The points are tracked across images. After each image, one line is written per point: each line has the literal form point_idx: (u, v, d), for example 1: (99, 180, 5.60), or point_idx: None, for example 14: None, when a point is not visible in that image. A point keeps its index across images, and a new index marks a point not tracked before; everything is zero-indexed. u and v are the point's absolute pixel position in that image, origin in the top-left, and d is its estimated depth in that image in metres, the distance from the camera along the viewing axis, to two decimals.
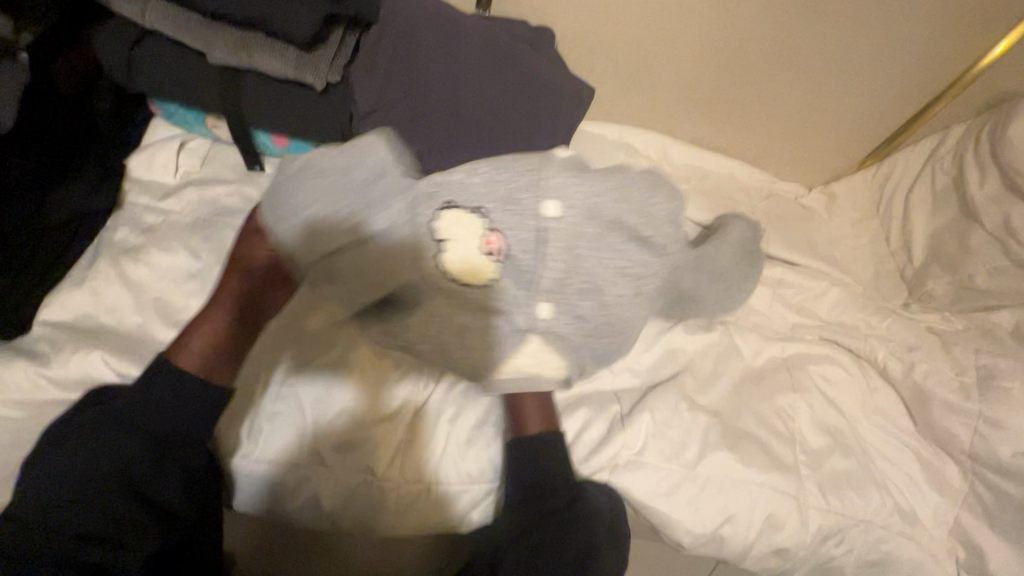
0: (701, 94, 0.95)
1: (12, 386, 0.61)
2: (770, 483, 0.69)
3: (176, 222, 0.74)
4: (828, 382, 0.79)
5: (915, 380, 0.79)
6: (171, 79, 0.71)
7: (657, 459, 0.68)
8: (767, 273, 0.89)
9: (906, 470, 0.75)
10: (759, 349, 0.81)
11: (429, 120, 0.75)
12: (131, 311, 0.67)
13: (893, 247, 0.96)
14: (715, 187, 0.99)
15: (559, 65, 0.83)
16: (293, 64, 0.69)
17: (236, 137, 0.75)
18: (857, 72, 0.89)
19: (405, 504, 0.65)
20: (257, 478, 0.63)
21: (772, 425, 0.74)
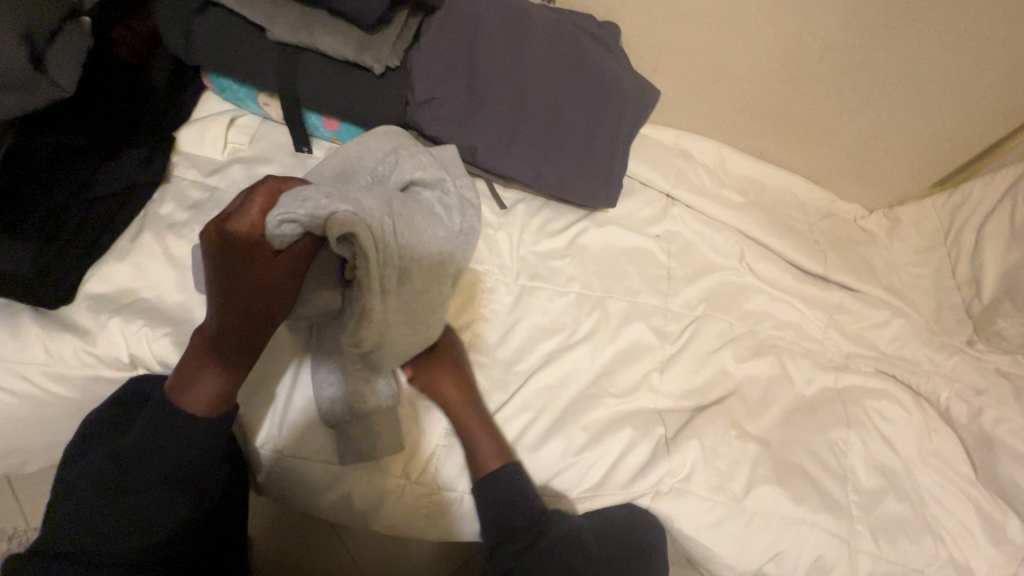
0: (767, 104, 0.90)
1: (64, 358, 0.61)
2: (819, 522, 0.65)
3: (221, 199, 0.71)
4: (885, 419, 0.75)
5: (982, 427, 0.75)
6: (227, 55, 0.69)
7: (702, 487, 0.65)
8: (823, 297, 0.85)
9: (964, 521, 0.70)
10: (812, 378, 0.77)
11: (488, 113, 0.73)
12: (172, 289, 0.66)
13: (959, 280, 0.90)
14: (772, 203, 0.94)
15: (624, 63, 0.79)
16: (355, 46, 0.67)
17: (289, 118, 0.73)
18: (945, 92, 0.82)
19: (437, 510, 0.64)
20: (294, 469, 0.63)
21: (824, 460, 0.70)
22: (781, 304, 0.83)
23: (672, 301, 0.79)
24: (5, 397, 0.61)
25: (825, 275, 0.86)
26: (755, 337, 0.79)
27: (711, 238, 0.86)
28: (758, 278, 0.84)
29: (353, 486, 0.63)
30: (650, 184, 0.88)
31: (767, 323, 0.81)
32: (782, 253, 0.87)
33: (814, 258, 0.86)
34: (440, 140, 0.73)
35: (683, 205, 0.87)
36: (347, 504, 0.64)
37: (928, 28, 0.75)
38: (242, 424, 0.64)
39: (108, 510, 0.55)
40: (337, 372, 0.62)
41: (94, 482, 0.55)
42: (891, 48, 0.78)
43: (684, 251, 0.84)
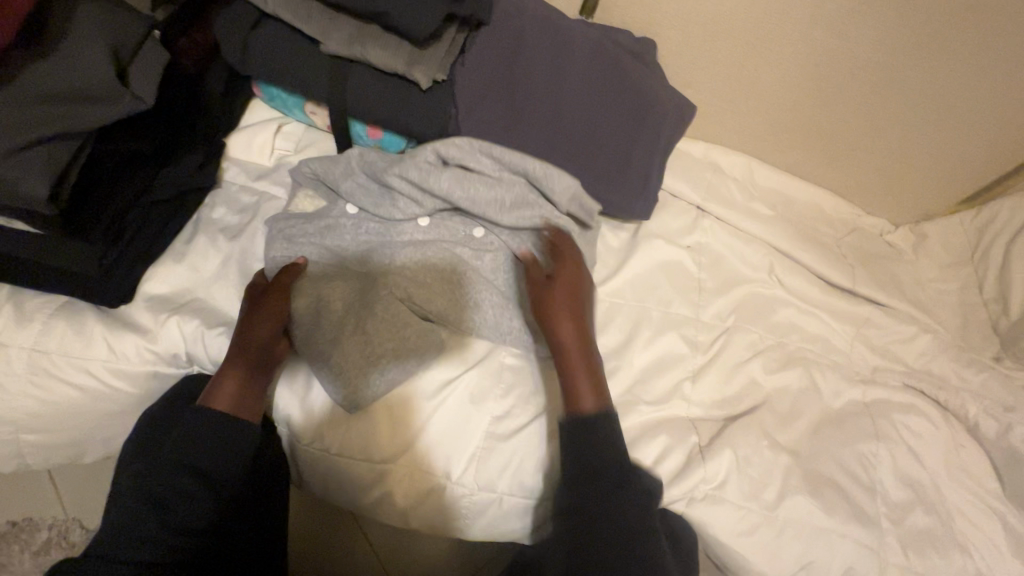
0: (796, 120, 0.92)
1: (125, 355, 0.64)
2: (850, 534, 0.66)
3: (272, 204, 0.75)
4: (914, 434, 0.76)
5: (1010, 443, 0.75)
6: (281, 66, 0.72)
7: (734, 495, 0.67)
8: (851, 311, 0.86)
9: (991, 536, 0.71)
10: (840, 391, 0.78)
11: (529, 126, 0.75)
12: (225, 291, 0.68)
13: (986, 297, 0.91)
14: (799, 217, 0.96)
15: (661, 79, 0.81)
16: (405, 59, 0.69)
17: (336, 127, 0.76)
18: (978, 111, 0.83)
19: (474, 509, 0.65)
20: (335, 467, 0.65)
21: (854, 472, 0.71)
22: (809, 316, 0.84)
23: (702, 311, 0.81)
24: (67, 391, 0.63)
25: (853, 289, 0.87)
26: (785, 349, 0.80)
27: (741, 250, 0.87)
28: (787, 290, 0.86)
29: (394, 484, 0.65)
30: (681, 197, 0.90)
31: (797, 336, 0.82)
32: (810, 267, 0.88)
33: (842, 272, 0.87)
34: None
35: (713, 217, 0.89)
36: (386, 500, 0.66)
37: (966, 49, 0.76)
38: (287, 421, 0.67)
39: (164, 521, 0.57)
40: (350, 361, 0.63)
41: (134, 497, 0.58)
42: (926, 68, 0.80)
43: (714, 263, 0.86)
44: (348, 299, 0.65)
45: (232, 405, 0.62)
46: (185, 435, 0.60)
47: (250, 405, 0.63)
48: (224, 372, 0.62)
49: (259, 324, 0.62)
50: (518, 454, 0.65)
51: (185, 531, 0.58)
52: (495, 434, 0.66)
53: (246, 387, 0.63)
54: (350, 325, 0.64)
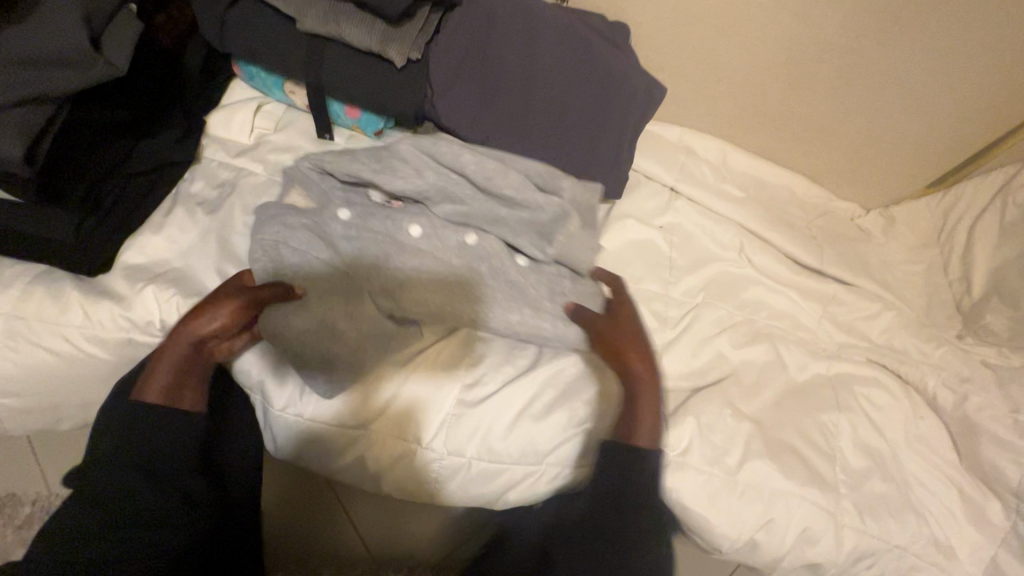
0: (767, 103, 0.94)
1: (100, 322, 0.65)
2: (808, 498, 0.69)
3: (250, 178, 0.76)
4: (874, 405, 0.78)
5: (967, 414, 0.78)
6: (259, 44, 0.74)
7: (698, 462, 0.69)
8: (818, 289, 0.88)
9: (945, 503, 0.73)
10: (804, 364, 0.80)
11: (501, 104, 0.77)
12: (202, 262, 0.70)
13: (950, 277, 0.94)
14: (771, 199, 0.98)
15: (633, 61, 0.83)
16: (379, 36, 0.71)
17: (314, 105, 0.77)
18: (940, 94, 0.85)
19: (446, 473, 0.67)
20: (307, 431, 0.67)
21: (814, 441, 0.73)
22: (776, 294, 0.87)
23: (672, 288, 0.83)
24: (44, 356, 0.65)
25: (820, 268, 0.89)
26: (751, 325, 0.83)
27: (712, 230, 0.89)
28: (756, 269, 0.88)
29: (368, 448, 0.67)
30: (654, 178, 0.92)
31: (764, 312, 0.85)
32: (780, 247, 0.90)
33: (809, 252, 0.90)
34: (455, 130, 0.78)
35: (685, 198, 0.91)
36: (361, 465, 0.68)
37: (923, 32, 0.79)
38: (259, 389, 0.68)
39: (129, 515, 0.62)
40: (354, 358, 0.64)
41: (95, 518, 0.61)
42: (886, 51, 0.82)
43: (685, 242, 0.88)
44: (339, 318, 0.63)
45: (163, 396, 0.62)
46: (131, 433, 0.62)
47: (185, 395, 0.63)
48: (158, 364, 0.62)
49: (201, 324, 0.61)
50: (489, 419, 0.67)
51: (149, 522, 0.62)
52: (466, 400, 0.67)
53: (178, 380, 0.62)
54: (331, 322, 0.63)
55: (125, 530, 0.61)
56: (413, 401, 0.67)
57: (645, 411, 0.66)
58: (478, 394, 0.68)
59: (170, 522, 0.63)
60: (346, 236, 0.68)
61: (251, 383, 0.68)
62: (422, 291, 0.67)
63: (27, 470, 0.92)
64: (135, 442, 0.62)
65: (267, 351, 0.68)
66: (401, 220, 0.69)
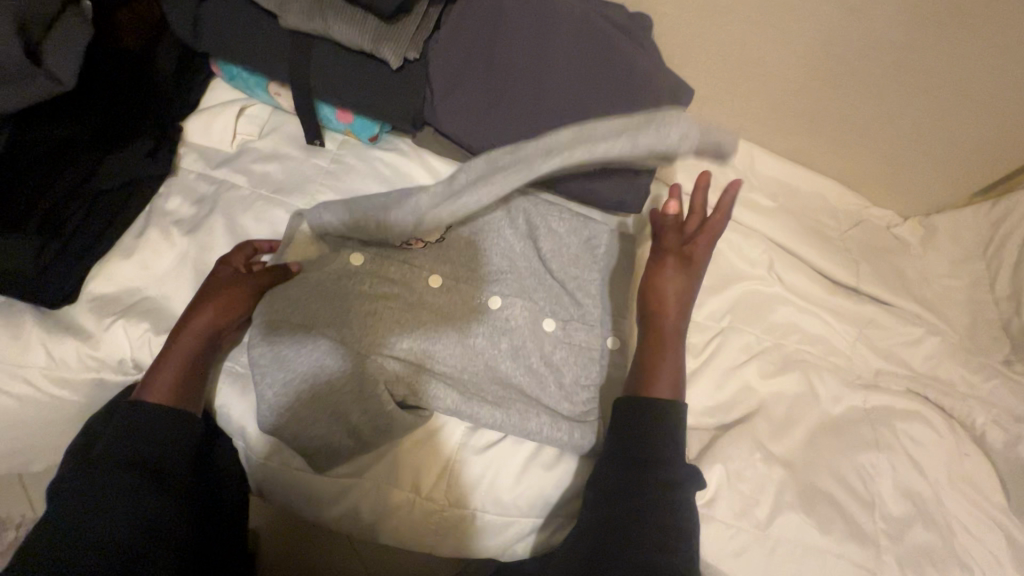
0: (801, 103, 0.85)
1: (66, 361, 0.59)
2: (845, 552, 0.63)
3: (233, 192, 0.69)
4: (916, 443, 0.71)
5: (1018, 454, 0.71)
6: (239, 42, 0.66)
7: (725, 512, 0.63)
8: (854, 311, 0.81)
9: (993, 553, 0.67)
10: (839, 396, 0.73)
11: (507, 108, 0.69)
12: (179, 289, 0.64)
13: (997, 295, 0.86)
14: (802, 208, 0.90)
15: (656, 58, 0.74)
16: (371, 35, 0.63)
17: (301, 110, 0.70)
18: (998, 98, 0.76)
19: (448, 526, 0.61)
20: (296, 482, 0.61)
21: (851, 485, 0.67)
22: (809, 316, 0.79)
23: (695, 311, 0.76)
24: (5, 401, 0.59)
25: (856, 285, 0.82)
26: (782, 352, 0.76)
27: (739, 245, 0.82)
28: (787, 288, 0.81)
29: (362, 499, 0.61)
30: (676, 186, 0.84)
31: (794, 337, 0.77)
32: (812, 263, 0.83)
33: (845, 269, 0.82)
34: (456, 138, 0.70)
35: (710, 209, 0.83)
36: (355, 516, 0.62)
37: (990, 28, 0.69)
38: (241, 433, 0.62)
39: (127, 517, 0.54)
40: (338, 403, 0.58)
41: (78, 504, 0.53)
42: (944, 48, 0.73)
43: (709, 258, 0.80)
44: (354, 353, 0.60)
45: (166, 397, 0.59)
46: (127, 425, 0.57)
47: (188, 396, 0.60)
48: (161, 363, 0.59)
49: (198, 317, 0.60)
50: (494, 467, 0.62)
51: (139, 527, 0.54)
52: (469, 448, 0.62)
53: (181, 379, 0.59)
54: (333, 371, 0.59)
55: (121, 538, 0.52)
56: (411, 450, 0.61)
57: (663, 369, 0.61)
58: (483, 441, 0.63)
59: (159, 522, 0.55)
60: (366, 271, 0.65)
61: (228, 423, 0.63)
62: (431, 338, 0.64)
63: (7, 495, 0.87)
64: (131, 441, 0.56)
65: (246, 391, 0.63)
66: (421, 273, 0.67)
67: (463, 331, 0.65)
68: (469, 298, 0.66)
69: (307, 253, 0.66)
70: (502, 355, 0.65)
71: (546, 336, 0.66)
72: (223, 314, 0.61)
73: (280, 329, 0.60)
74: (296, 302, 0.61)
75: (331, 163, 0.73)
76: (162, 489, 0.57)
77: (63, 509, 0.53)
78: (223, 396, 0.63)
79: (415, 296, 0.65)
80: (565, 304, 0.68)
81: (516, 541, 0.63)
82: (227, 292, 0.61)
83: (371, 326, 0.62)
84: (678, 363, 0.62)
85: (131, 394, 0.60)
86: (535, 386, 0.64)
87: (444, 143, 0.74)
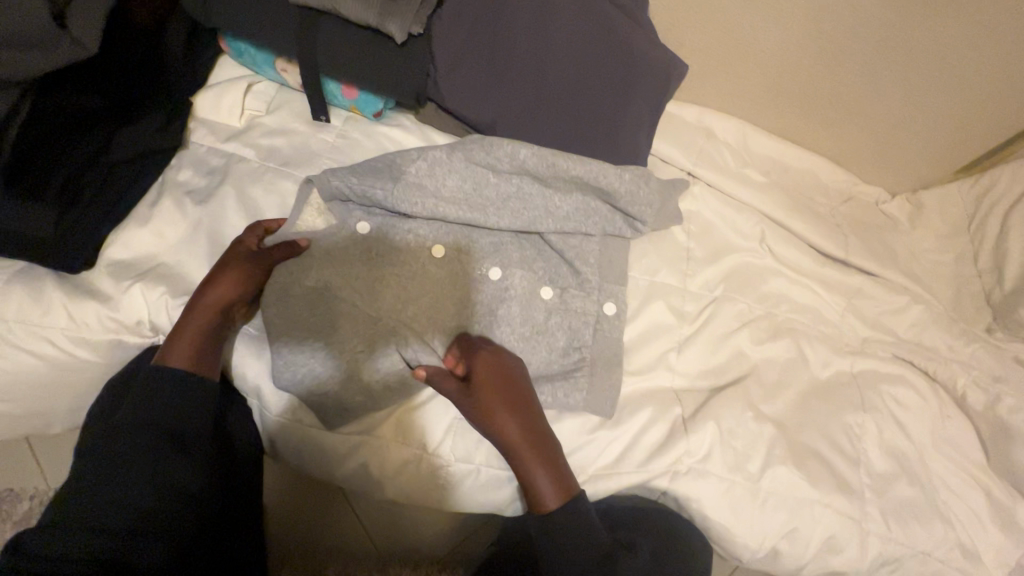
0: (793, 81, 0.87)
1: (86, 323, 0.62)
2: (833, 505, 0.66)
3: (242, 164, 0.71)
4: (901, 405, 0.75)
5: (998, 415, 0.74)
6: (247, 18, 0.68)
7: (718, 468, 0.66)
8: (843, 281, 0.84)
9: (973, 507, 0.71)
10: (828, 361, 0.76)
11: (509, 84, 0.71)
12: (193, 257, 0.66)
13: (981, 267, 0.89)
14: (794, 184, 0.93)
15: (651, 34, 0.76)
16: (377, 11, 0.65)
17: (308, 85, 0.72)
18: (981, 75, 0.79)
19: (453, 479, 0.65)
20: (309, 438, 0.65)
21: (838, 444, 0.70)
22: (799, 286, 0.82)
23: (689, 281, 0.79)
24: (29, 360, 0.62)
25: (845, 257, 0.85)
26: (773, 319, 0.78)
27: (732, 218, 0.85)
28: (778, 260, 0.84)
29: (372, 456, 0.65)
30: (671, 162, 0.87)
31: (785, 306, 0.80)
32: (803, 236, 0.85)
33: (834, 241, 0.85)
34: (459, 112, 0.72)
35: (704, 184, 0.86)
36: (364, 472, 0.65)
37: (973, 5, 0.72)
38: (257, 392, 0.65)
39: (149, 482, 0.57)
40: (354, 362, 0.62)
41: (100, 467, 0.56)
42: (930, 26, 0.75)
43: (704, 231, 0.83)
44: (352, 339, 0.62)
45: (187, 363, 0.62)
46: (148, 392, 0.60)
47: (208, 361, 0.63)
48: (181, 331, 0.62)
49: (213, 288, 0.62)
50: None
51: (162, 491, 0.57)
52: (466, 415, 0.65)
53: (201, 346, 0.62)
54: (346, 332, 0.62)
55: (149, 501, 0.56)
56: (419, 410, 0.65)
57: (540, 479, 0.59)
58: None
59: (176, 489, 0.58)
60: (372, 235, 0.67)
61: (244, 383, 0.66)
62: (436, 303, 0.67)
63: (22, 465, 0.89)
64: (159, 410, 0.59)
65: (261, 351, 0.65)
66: (425, 241, 0.69)
67: (463, 302, 0.67)
68: (472, 264, 0.69)
69: (313, 223, 0.68)
70: (502, 321, 0.68)
71: (543, 301, 0.69)
72: (236, 286, 0.63)
73: (286, 321, 0.62)
74: (310, 266, 0.64)
75: (337, 137, 0.75)
76: (183, 454, 0.60)
77: (90, 473, 0.57)
78: (239, 359, 0.66)
79: (421, 261, 0.68)
80: (564, 272, 0.71)
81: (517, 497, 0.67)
82: (240, 265, 0.63)
83: (371, 300, 0.65)
84: (554, 455, 0.60)
85: (153, 359, 0.63)
86: (532, 349, 0.67)
87: (448, 119, 0.76)
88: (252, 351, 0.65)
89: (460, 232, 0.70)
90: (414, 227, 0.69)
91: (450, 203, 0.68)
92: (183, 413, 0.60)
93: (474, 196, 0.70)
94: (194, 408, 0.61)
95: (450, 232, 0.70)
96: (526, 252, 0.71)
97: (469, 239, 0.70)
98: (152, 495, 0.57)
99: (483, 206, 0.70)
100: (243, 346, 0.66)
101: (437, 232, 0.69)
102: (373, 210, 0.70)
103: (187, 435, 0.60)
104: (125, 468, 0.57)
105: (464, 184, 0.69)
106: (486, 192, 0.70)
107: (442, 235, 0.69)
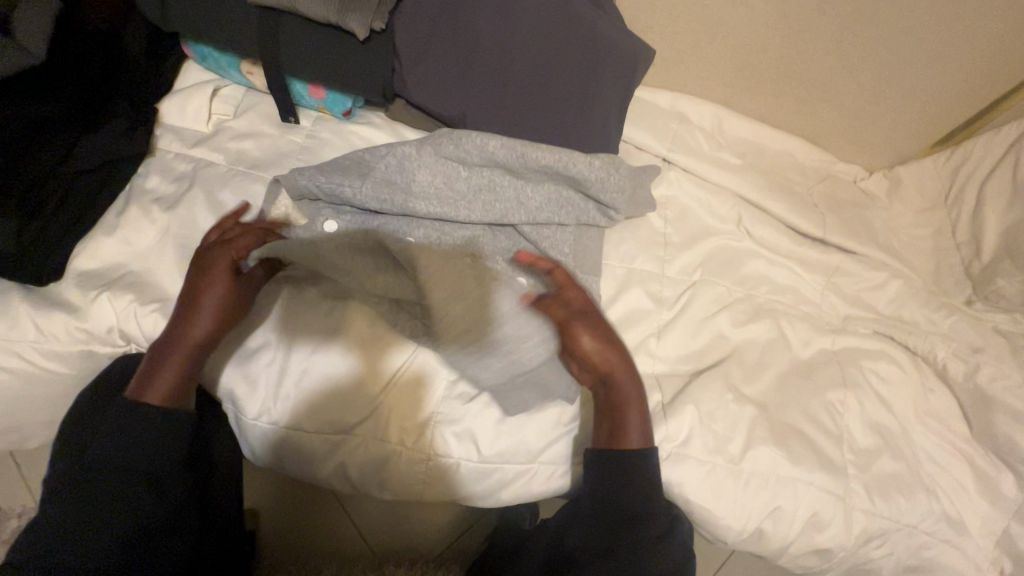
0: (763, 61, 0.87)
1: (56, 335, 0.62)
2: (815, 481, 0.67)
3: (210, 168, 0.71)
4: (883, 380, 0.75)
5: (979, 384, 0.75)
6: (207, 21, 0.68)
7: (699, 451, 0.66)
8: (822, 260, 0.84)
9: (957, 478, 0.71)
10: (809, 340, 0.76)
11: (475, 76, 0.70)
12: (163, 263, 0.66)
13: (959, 240, 0.89)
14: (769, 166, 0.93)
15: (617, 19, 0.76)
16: (337, 7, 0.64)
17: (272, 86, 0.71)
18: (948, 46, 0.78)
19: (436, 475, 0.66)
20: (287, 441, 0.65)
21: (820, 421, 0.70)
22: (778, 267, 0.82)
23: (667, 267, 0.79)
24: (0, 375, 0.62)
25: (823, 236, 0.84)
26: (753, 302, 0.78)
27: (707, 202, 0.84)
28: (757, 242, 0.83)
29: (351, 456, 0.65)
30: (645, 149, 0.87)
31: (765, 287, 0.80)
32: (780, 216, 0.85)
33: (811, 220, 0.85)
34: (427, 107, 0.72)
35: (680, 169, 0.86)
36: (346, 471, 0.67)
37: None
38: (231, 398, 0.65)
39: (121, 525, 0.58)
40: (346, 352, 0.65)
41: (72, 510, 0.58)
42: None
43: (681, 216, 0.83)
44: (364, 340, 0.65)
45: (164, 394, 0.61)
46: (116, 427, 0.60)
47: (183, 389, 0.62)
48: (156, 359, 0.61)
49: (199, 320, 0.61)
50: (479, 418, 0.65)
51: (135, 533, 0.58)
52: (441, 419, 0.65)
53: (184, 380, 0.62)
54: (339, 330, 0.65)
55: (122, 540, 0.57)
56: (396, 415, 0.65)
57: (632, 426, 0.64)
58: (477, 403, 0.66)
59: (148, 529, 0.59)
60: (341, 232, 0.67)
61: (219, 389, 0.66)
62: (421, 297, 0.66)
63: (7, 482, 0.89)
64: (125, 443, 0.59)
65: (232, 356, 0.66)
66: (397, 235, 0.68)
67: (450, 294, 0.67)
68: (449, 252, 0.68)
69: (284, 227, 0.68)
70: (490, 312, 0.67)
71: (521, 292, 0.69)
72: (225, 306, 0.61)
73: (287, 323, 0.66)
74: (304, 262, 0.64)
75: (307, 138, 0.75)
76: (152, 492, 0.60)
77: (64, 514, 0.57)
78: (213, 363, 0.66)
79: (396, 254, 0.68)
80: None
81: (496, 494, 0.69)
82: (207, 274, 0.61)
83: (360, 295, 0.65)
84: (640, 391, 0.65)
85: (127, 391, 0.62)
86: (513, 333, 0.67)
87: (417, 114, 0.75)
88: (227, 356, 0.66)
89: (432, 223, 0.69)
90: (386, 223, 0.69)
91: (418, 194, 0.68)
92: (144, 454, 0.59)
93: (441, 187, 0.69)
94: (157, 426, 0.60)
95: (423, 225, 0.69)
96: (500, 244, 0.71)
97: (441, 230, 0.69)
98: (125, 541, 0.58)
99: (453, 199, 0.69)
100: (219, 352, 0.66)
101: (409, 226, 0.69)
102: (344, 208, 0.69)
103: (150, 477, 0.60)
104: (95, 511, 0.57)
105: (433, 173, 0.68)
106: (456, 181, 0.69)
107: (416, 228, 0.69)
